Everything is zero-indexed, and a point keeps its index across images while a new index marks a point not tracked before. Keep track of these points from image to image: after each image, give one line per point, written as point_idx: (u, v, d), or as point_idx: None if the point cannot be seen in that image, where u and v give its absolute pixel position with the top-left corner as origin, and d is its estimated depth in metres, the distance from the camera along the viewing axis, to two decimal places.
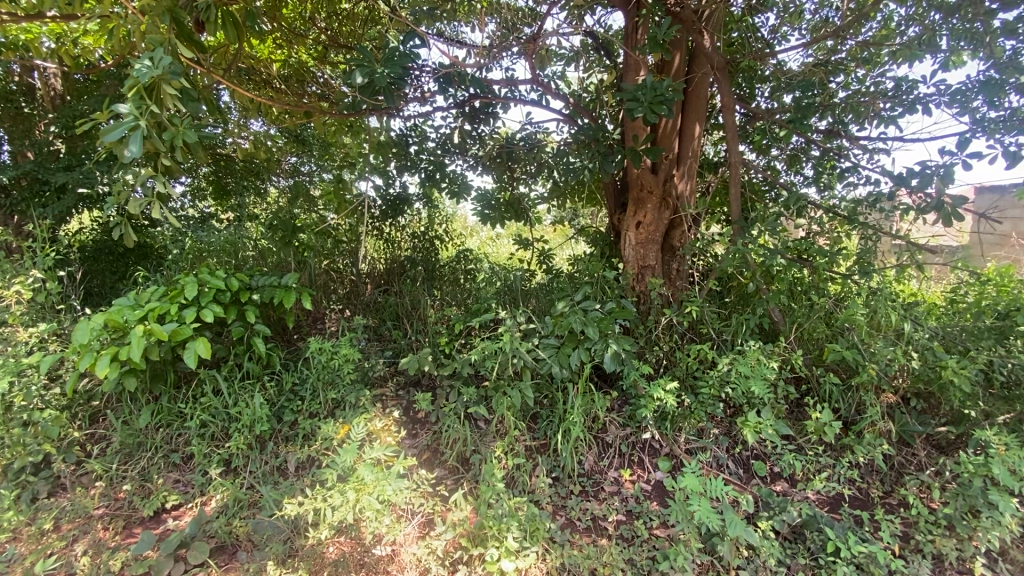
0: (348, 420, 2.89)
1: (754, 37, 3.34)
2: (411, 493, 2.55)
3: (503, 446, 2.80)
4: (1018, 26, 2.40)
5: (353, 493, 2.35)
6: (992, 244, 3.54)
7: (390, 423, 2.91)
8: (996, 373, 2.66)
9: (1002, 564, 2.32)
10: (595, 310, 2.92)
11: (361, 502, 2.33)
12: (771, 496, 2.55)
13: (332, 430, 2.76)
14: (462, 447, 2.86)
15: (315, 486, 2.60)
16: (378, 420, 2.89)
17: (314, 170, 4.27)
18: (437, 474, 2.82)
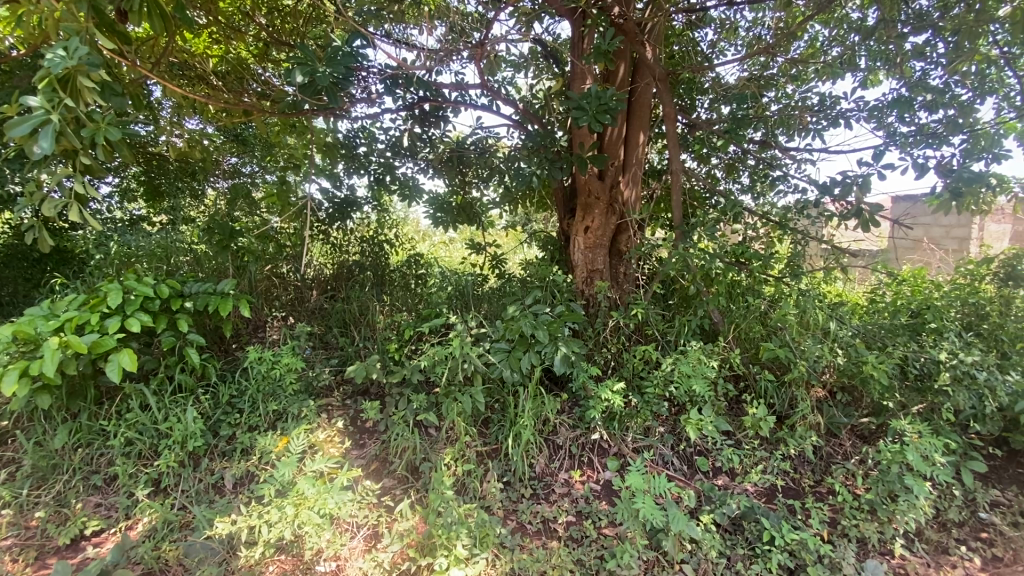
0: (288, 431, 2.79)
1: (693, 51, 3.51)
2: (354, 505, 2.49)
3: (453, 453, 2.78)
4: (925, 49, 2.64)
5: (291, 509, 2.25)
6: (907, 250, 3.89)
7: (333, 434, 2.89)
8: (910, 366, 2.90)
9: (918, 544, 2.53)
10: (545, 314, 2.99)
11: (300, 517, 2.24)
12: (712, 491, 2.67)
13: (270, 444, 2.66)
14: (411, 456, 2.82)
15: (252, 502, 2.47)
16: (321, 431, 2.87)
17: (256, 171, 4.07)
18: (385, 485, 2.76)
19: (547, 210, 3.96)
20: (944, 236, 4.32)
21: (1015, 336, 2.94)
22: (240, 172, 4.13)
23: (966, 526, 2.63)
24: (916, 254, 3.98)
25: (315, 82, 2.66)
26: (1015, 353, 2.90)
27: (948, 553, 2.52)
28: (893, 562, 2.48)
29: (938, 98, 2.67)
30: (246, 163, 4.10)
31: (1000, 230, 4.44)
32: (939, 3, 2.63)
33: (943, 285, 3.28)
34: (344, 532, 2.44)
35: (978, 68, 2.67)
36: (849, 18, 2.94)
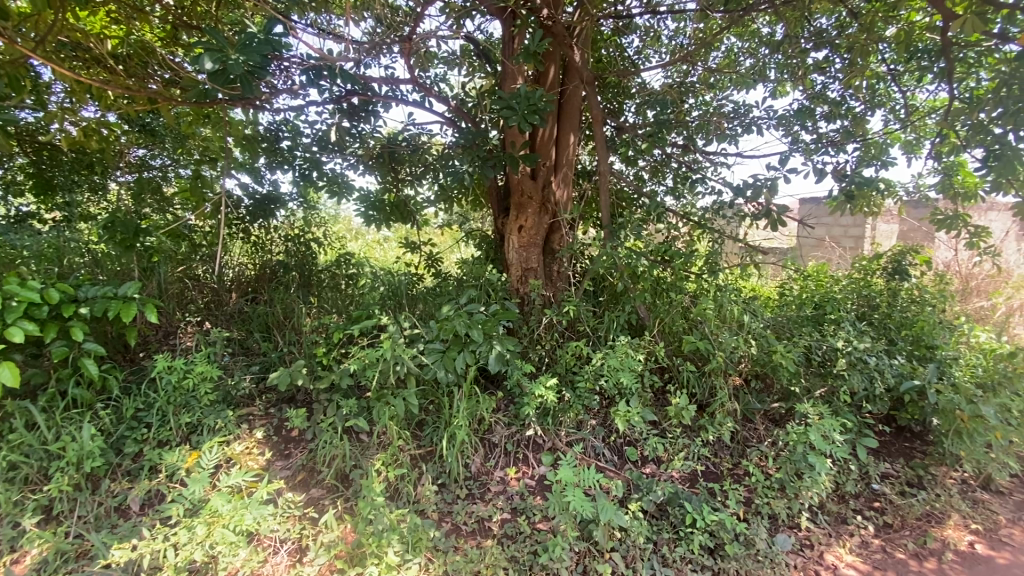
0: (199, 446, 2.63)
1: (620, 56, 3.70)
2: (275, 519, 2.37)
3: (385, 458, 2.70)
4: (825, 64, 2.95)
5: (202, 529, 2.17)
6: (811, 247, 4.30)
7: (251, 446, 2.73)
8: (814, 353, 3.19)
9: (821, 516, 2.77)
10: (480, 313, 2.99)
11: (212, 537, 2.16)
12: (640, 479, 2.77)
13: (179, 459, 2.50)
14: (340, 463, 2.71)
15: (158, 524, 2.29)
16: (238, 443, 2.73)
17: (167, 164, 3.77)
18: (312, 496, 2.63)
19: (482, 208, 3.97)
20: (842, 234, 4.83)
21: (900, 325, 3.36)
22: (149, 165, 3.76)
23: (861, 497, 2.91)
24: (819, 252, 4.39)
25: (228, 71, 2.41)
26: (900, 339, 3.31)
27: (846, 523, 2.78)
28: (800, 534, 2.69)
29: (834, 109, 3.02)
30: (155, 155, 3.75)
31: (889, 230, 4.98)
32: (836, 24, 2.98)
33: (842, 279, 3.69)
34: (266, 550, 2.32)
35: (868, 84, 3.11)
36: (760, 33, 3.25)
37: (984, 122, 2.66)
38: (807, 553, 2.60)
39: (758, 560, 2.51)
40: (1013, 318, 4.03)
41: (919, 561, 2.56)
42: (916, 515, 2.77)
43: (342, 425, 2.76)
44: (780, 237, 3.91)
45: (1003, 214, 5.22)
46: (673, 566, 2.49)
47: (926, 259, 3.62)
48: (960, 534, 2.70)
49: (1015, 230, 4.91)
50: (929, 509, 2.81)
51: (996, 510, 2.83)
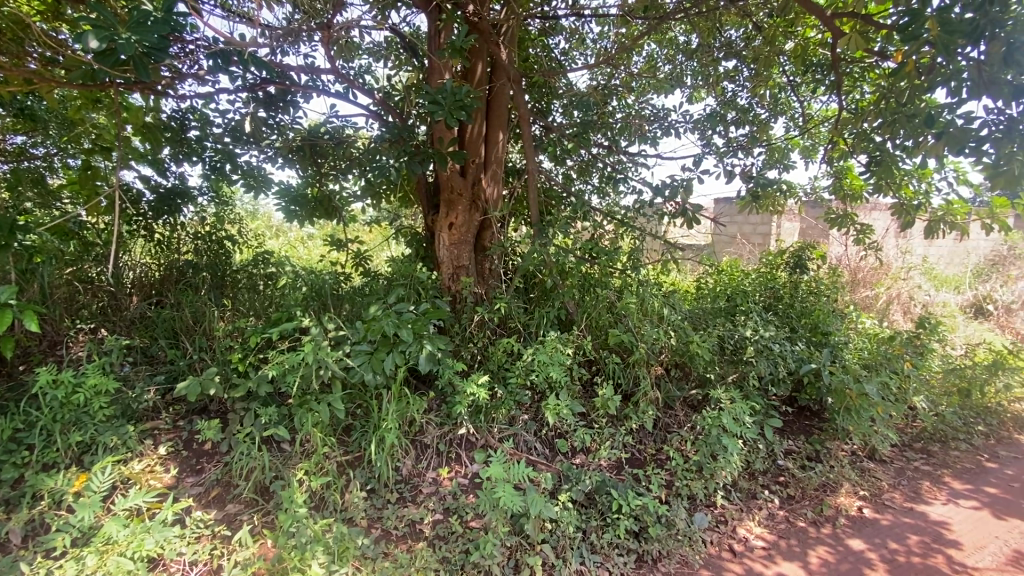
0: (90, 468, 2.37)
1: (546, 56, 3.71)
2: (182, 542, 2.19)
3: (308, 467, 2.58)
4: (734, 73, 3.35)
5: (94, 559, 1.99)
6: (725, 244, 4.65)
7: (154, 463, 2.50)
8: (727, 342, 3.43)
9: (734, 493, 2.97)
10: (409, 312, 2.92)
11: (106, 566, 1.97)
12: (570, 470, 2.84)
13: (65, 483, 2.25)
14: (259, 475, 2.55)
15: (40, 559, 2.03)
16: (138, 461, 2.49)
17: (52, 152, 3.30)
18: (227, 512, 2.45)
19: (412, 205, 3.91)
20: (751, 231, 5.26)
21: (800, 313, 3.72)
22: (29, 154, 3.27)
23: (768, 473, 3.16)
24: (732, 248, 4.76)
25: (117, 51, 2.14)
26: (800, 327, 3.65)
27: (756, 498, 2.99)
28: (716, 511, 2.87)
29: (742, 115, 3.28)
30: (37, 143, 3.26)
31: (791, 227, 5.48)
32: (743, 36, 3.29)
33: (751, 274, 4.01)
34: (173, 575, 2.14)
35: (772, 93, 3.39)
36: (676, 41, 3.48)
37: (866, 131, 3.02)
38: (722, 529, 2.77)
39: (678, 540, 2.65)
40: (892, 305, 4.56)
41: (817, 527, 2.81)
42: (814, 486, 3.05)
43: (262, 435, 2.59)
44: (698, 234, 4.15)
45: (884, 214, 5.85)
46: (601, 552, 2.56)
47: (821, 254, 4.02)
48: (851, 500, 2.99)
49: (893, 228, 5.53)
50: (825, 479, 3.10)
51: (880, 476, 3.17)
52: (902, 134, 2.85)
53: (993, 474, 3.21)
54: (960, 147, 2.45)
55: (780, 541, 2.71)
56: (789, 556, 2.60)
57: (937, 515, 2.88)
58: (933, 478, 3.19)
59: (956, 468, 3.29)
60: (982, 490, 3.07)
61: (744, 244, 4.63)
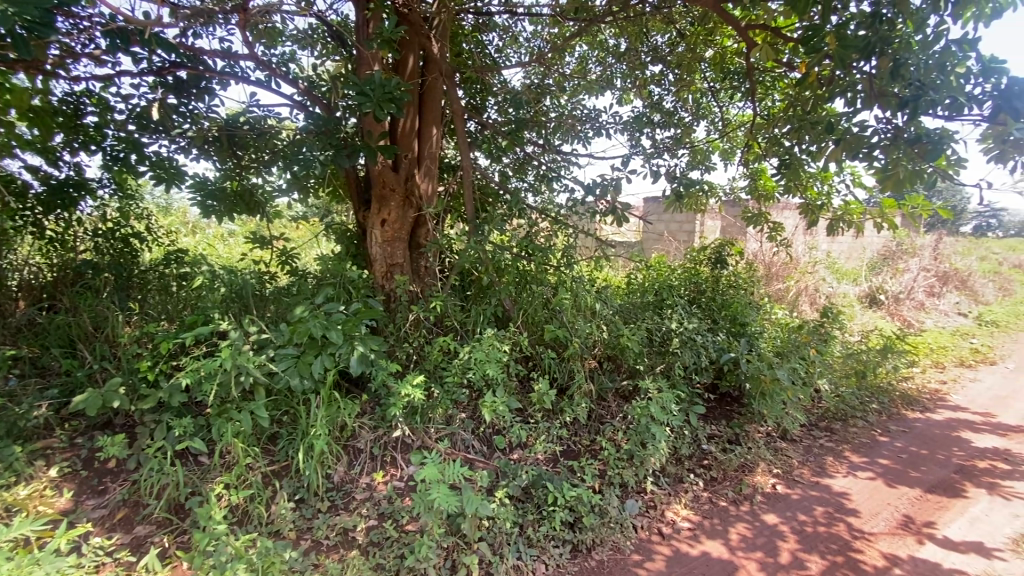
0: None
1: (480, 52, 3.71)
2: (79, 572, 1.97)
3: (228, 480, 2.41)
4: (661, 78, 3.52)
5: None
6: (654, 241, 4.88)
7: (45, 487, 2.24)
8: (655, 334, 3.59)
9: (662, 478, 3.11)
10: (338, 312, 2.80)
11: None
12: (507, 466, 2.84)
13: None
14: (173, 493, 2.35)
15: None
16: (26, 485, 2.23)
17: None
18: (135, 535, 2.24)
19: (343, 202, 3.80)
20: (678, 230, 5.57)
21: (720, 306, 3.94)
22: None
23: (694, 457, 3.34)
24: (661, 245, 5.01)
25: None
26: (721, 318, 3.88)
27: (682, 481, 3.15)
28: (646, 497, 2.98)
29: (667, 118, 3.47)
30: None
31: (713, 224, 5.86)
32: (668, 42, 3.49)
33: (678, 269, 4.22)
34: None
35: (695, 98, 3.59)
36: (607, 44, 3.60)
37: (777, 137, 3.27)
38: (652, 513, 2.88)
39: (611, 527, 2.72)
40: (800, 296, 4.98)
41: (737, 506, 3.00)
42: (734, 467, 3.25)
43: (174, 449, 2.39)
44: (628, 231, 4.35)
45: (794, 212, 6.33)
46: (537, 545, 2.58)
47: (739, 250, 4.30)
48: (766, 478, 3.22)
49: (802, 225, 5.99)
50: (743, 460, 3.32)
51: (791, 455, 3.44)
52: (807, 139, 3.09)
53: (884, 447, 3.57)
54: (855, 152, 2.72)
55: (704, 521, 2.87)
56: (713, 534, 2.76)
57: (839, 487, 3.16)
58: (836, 454, 3.50)
59: (855, 443, 3.62)
60: (876, 461, 3.41)
61: (671, 241, 4.86)
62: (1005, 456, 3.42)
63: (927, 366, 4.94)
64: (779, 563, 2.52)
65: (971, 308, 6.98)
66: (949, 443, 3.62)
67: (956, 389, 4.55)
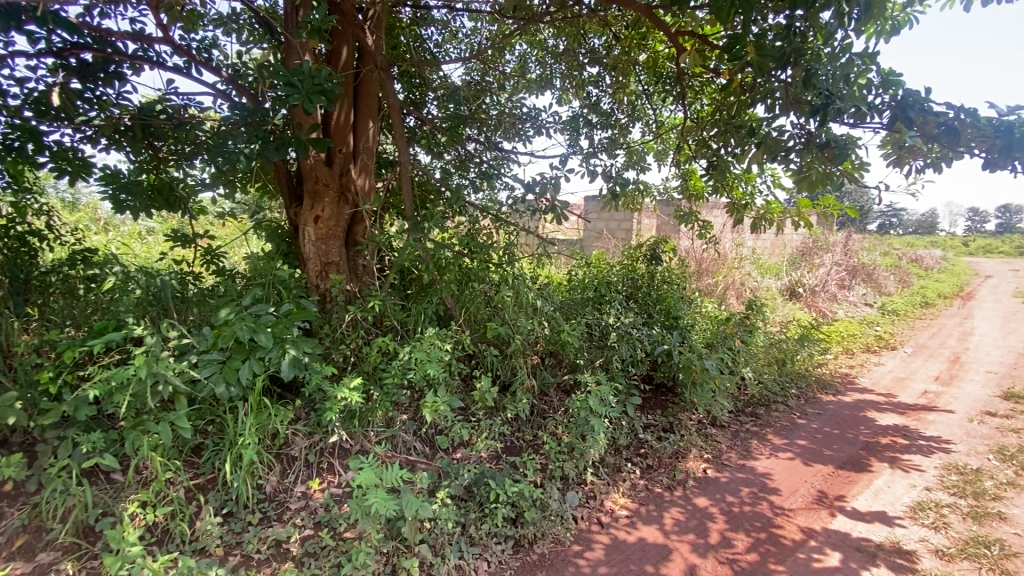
0: None
1: (420, 46, 3.71)
2: None
3: (145, 497, 2.23)
4: (598, 79, 3.62)
5: None
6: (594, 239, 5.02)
7: None
8: (594, 329, 3.69)
9: (602, 469, 3.20)
10: (268, 314, 2.65)
11: None
12: (449, 465, 2.81)
13: None
14: (80, 515, 2.15)
15: None
16: None
17: None
18: (35, 564, 2.03)
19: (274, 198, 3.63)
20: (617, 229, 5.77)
21: (655, 300, 4.11)
22: None
23: (631, 446, 3.46)
24: (601, 243, 5.17)
25: None
26: (656, 312, 4.05)
27: (621, 471, 3.25)
28: (586, 488, 3.05)
29: (604, 119, 3.60)
30: None
31: (650, 223, 6.11)
32: (604, 45, 3.60)
33: (616, 266, 4.35)
34: None
35: (630, 100, 3.75)
36: (546, 44, 3.66)
37: (705, 139, 3.44)
38: (592, 504, 2.94)
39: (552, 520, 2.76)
40: (728, 290, 5.29)
41: (671, 491, 3.13)
42: (668, 454, 3.40)
43: (82, 467, 2.18)
44: (568, 229, 4.44)
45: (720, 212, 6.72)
46: (479, 543, 2.56)
47: (672, 248, 4.49)
48: (697, 463, 3.39)
49: (729, 223, 6.34)
50: (677, 447, 3.47)
51: (719, 440, 3.64)
52: (732, 142, 3.27)
53: (802, 429, 3.86)
54: (775, 154, 2.91)
55: (640, 508, 2.97)
56: (649, 520, 2.86)
57: (762, 468, 3.37)
58: (759, 437, 3.74)
59: (776, 427, 3.89)
60: (794, 443, 3.67)
61: (610, 238, 5.00)
62: (904, 432, 3.78)
63: (838, 354, 5.38)
64: (709, 543, 2.66)
65: (875, 299, 7.65)
66: (858, 423, 3.96)
67: (863, 373, 4.98)
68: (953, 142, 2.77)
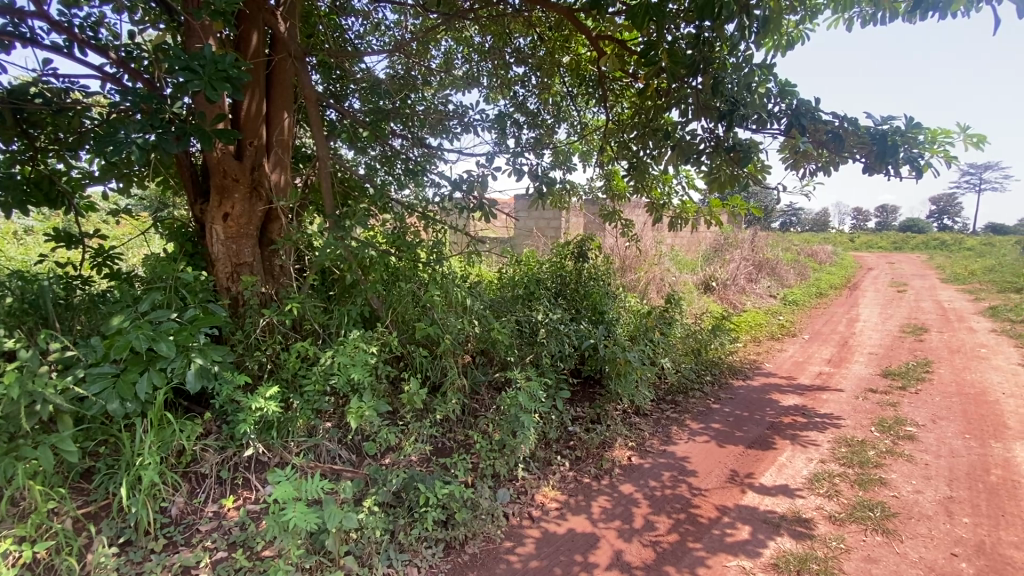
0: None
1: (341, 36, 3.62)
2: None
3: (21, 532, 1.96)
4: (525, 79, 3.66)
5: None
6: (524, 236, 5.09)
7: None
8: (524, 326, 3.73)
9: (532, 464, 3.24)
10: (169, 321, 2.42)
11: None
12: (376, 472, 2.71)
13: None
14: None
15: None
16: None
17: None
18: None
19: (176, 195, 3.34)
20: None
21: (582, 297, 4.24)
22: None
23: (560, 440, 3.54)
24: (531, 241, 5.25)
25: None
26: (583, 308, 4.17)
27: (551, 464, 3.31)
28: (517, 484, 3.07)
29: (531, 118, 3.67)
30: None
31: (577, 221, 6.30)
32: (530, 45, 3.66)
33: (546, 263, 4.43)
34: None
35: (555, 101, 3.87)
36: (472, 41, 3.65)
37: (626, 141, 3.59)
38: (522, 499, 2.97)
39: (483, 518, 2.74)
40: (649, 285, 5.56)
41: (598, 480, 3.23)
42: (595, 445, 3.51)
43: None
44: (499, 226, 4.46)
45: (641, 210, 7.06)
46: (409, 549, 2.48)
47: (597, 245, 4.63)
48: (622, 452, 3.53)
49: (649, 221, 6.68)
50: (604, 438, 3.59)
51: (642, 428, 3.81)
52: (650, 145, 3.44)
53: (716, 413, 4.14)
54: (687, 157, 3.08)
55: (570, 499, 3.04)
56: (577, 511, 2.93)
57: (681, 453, 3.57)
58: (678, 423, 3.96)
59: (694, 413, 4.14)
60: (709, 426, 3.93)
61: (539, 235, 5.08)
62: (802, 411, 4.16)
63: (747, 342, 5.84)
64: (634, 528, 2.77)
65: (778, 291, 8.35)
66: (764, 405, 4.30)
67: (768, 359, 5.42)
68: (840, 147, 3.10)
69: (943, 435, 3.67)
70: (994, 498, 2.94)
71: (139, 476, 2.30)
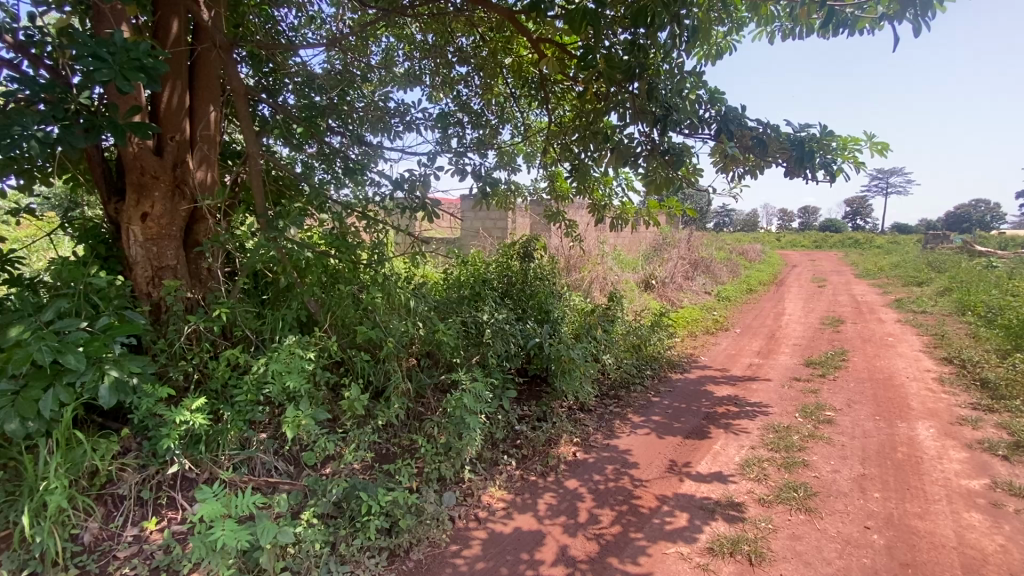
0: None
1: (273, 28, 3.47)
2: None
3: None
4: (468, 78, 3.64)
5: None
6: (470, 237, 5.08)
7: None
8: (470, 327, 3.71)
9: (478, 464, 3.22)
10: (78, 331, 2.20)
11: None
12: (315, 482, 2.59)
13: None
14: None
15: None
16: None
17: None
18: None
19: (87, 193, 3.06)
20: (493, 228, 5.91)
21: (528, 297, 4.27)
22: None
23: (507, 440, 3.55)
24: (478, 241, 5.25)
25: None
26: (530, 309, 4.20)
27: (497, 464, 3.31)
28: (463, 487, 3.04)
29: (476, 119, 3.65)
30: None
31: (524, 221, 6.35)
32: (472, 45, 3.65)
33: (492, 264, 4.43)
34: None
35: (497, 101, 3.90)
36: (414, 38, 3.60)
37: (568, 143, 3.66)
38: (468, 501, 2.95)
39: (428, 523, 2.68)
40: (593, 285, 5.69)
41: (544, 478, 3.26)
42: (541, 443, 3.54)
43: None
44: (445, 227, 4.42)
45: (584, 211, 7.22)
46: (351, 561, 2.37)
47: (543, 245, 4.68)
48: (568, 448, 3.58)
49: (592, 222, 6.85)
50: (549, 435, 3.63)
51: (586, 424, 3.89)
52: (591, 147, 3.46)
53: (656, 406, 4.29)
54: (625, 161, 3.13)
55: (516, 498, 3.04)
56: (524, 509, 2.94)
57: (623, 446, 3.67)
58: (620, 418, 4.07)
59: (636, 407, 4.27)
60: (650, 419, 4.07)
61: (485, 236, 5.08)
62: (735, 401, 4.40)
63: (684, 337, 6.12)
64: (579, 523, 2.82)
65: (711, 288, 8.79)
66: (700, 396, 4.51)
67: (703, 352, 5.70)
68: (762, 152, 3.28)
69: (857, 418, 3.99)
70: (900, 474, 3.23)
71: (45, 503, 2.07)
